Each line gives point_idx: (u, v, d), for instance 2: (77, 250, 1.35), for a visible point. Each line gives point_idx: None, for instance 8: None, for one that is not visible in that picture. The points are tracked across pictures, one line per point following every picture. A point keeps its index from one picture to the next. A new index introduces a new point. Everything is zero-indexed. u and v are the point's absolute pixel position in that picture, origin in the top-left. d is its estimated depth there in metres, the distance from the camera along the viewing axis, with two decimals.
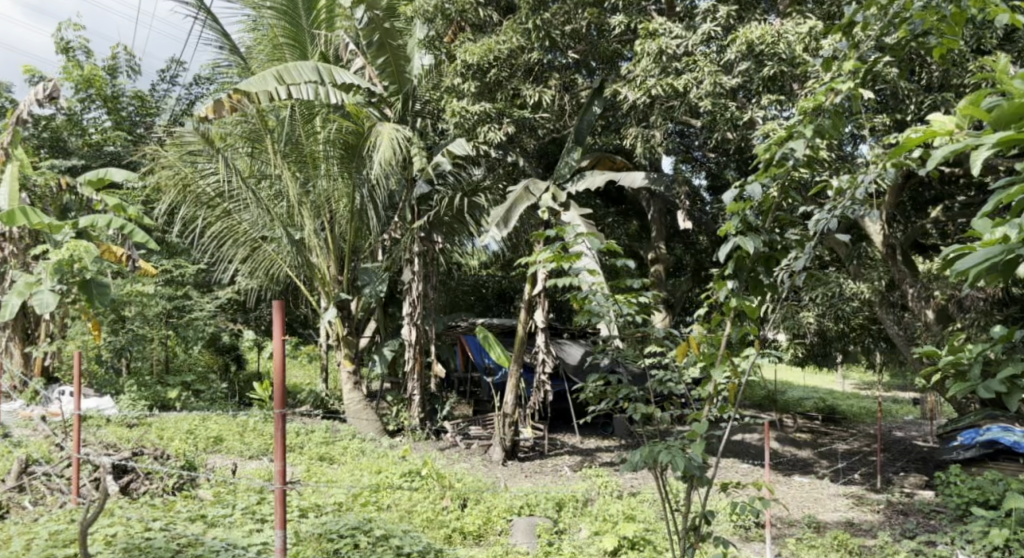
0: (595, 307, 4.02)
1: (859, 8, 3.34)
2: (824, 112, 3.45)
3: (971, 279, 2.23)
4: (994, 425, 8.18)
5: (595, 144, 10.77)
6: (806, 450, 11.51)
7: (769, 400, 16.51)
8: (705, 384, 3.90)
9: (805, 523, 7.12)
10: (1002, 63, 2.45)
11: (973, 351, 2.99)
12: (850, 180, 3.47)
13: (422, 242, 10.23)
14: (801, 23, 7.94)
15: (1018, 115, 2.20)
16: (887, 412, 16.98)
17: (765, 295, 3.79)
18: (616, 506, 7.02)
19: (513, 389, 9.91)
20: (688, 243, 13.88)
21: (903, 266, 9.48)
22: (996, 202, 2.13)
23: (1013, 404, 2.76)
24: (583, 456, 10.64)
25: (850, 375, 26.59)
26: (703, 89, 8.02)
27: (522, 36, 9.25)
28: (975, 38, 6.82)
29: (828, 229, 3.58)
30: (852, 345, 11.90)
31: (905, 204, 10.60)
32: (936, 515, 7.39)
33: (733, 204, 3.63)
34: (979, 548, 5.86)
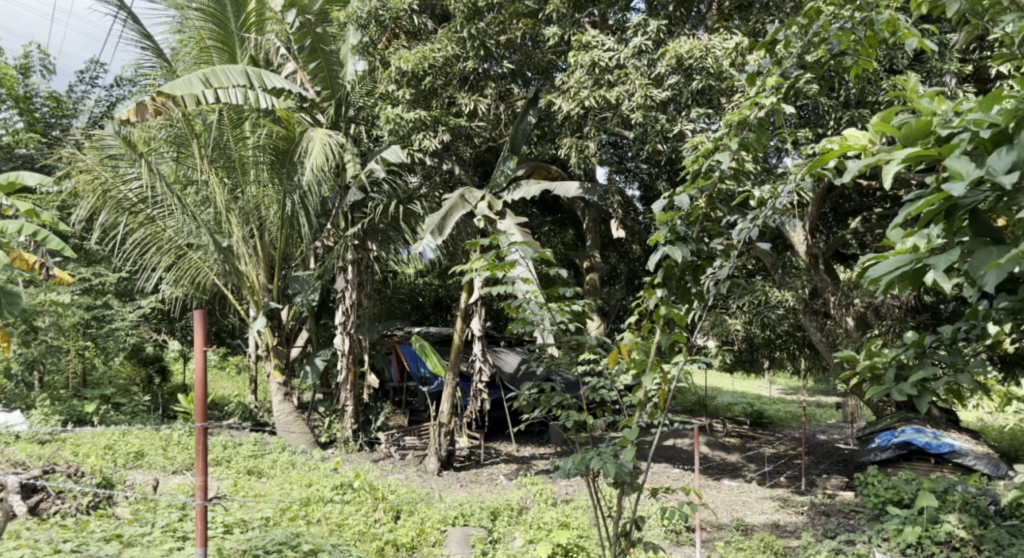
0: (530, 315, 4.02)
1: (781, 26, 3.49)
2: (747, 126, 3.58)
3: (885, 286, 2.33)
4: (908, 428, 8.65)
5: (531, 153, 10.85)
6: (734, 454, 11.81)
7: (700, 405, 16.88)
8: (636, 390, 3.93)
9: (733, 527, 7.29)
10: (912, 82, 2.59)
11: (888, 356, 3.13)
12: (771, 190, 3.60)
13: (355, 249, 10.02)
14: (728, 38, 8.19)
15: (925, 132, 2.32)
16: (811, 416, 17.58)
17: (692, 303, 3.89)
18: (550, 513, 7.04)
19: (449, 398, 9.82)
20: (621, 252, 14.11)
21: (825, 274, 9.83)
22: (905, 214, 2.24)
23: (923, 406, 2.89)
24: (519, 464, 10.65)
25: (777, 380, 27.41)
26: (634, 102, 8.22)
27: (457, 45, 9.28)
28: (889, 58, 7.17)
29: (751, 239, 3.69)
30: (777, 352, 12.29)
31: (827, 216, 11.03)
32: (856, 514, 7.66)
33: (662, 213, 3.71)
34: (894, 546, 6.12)
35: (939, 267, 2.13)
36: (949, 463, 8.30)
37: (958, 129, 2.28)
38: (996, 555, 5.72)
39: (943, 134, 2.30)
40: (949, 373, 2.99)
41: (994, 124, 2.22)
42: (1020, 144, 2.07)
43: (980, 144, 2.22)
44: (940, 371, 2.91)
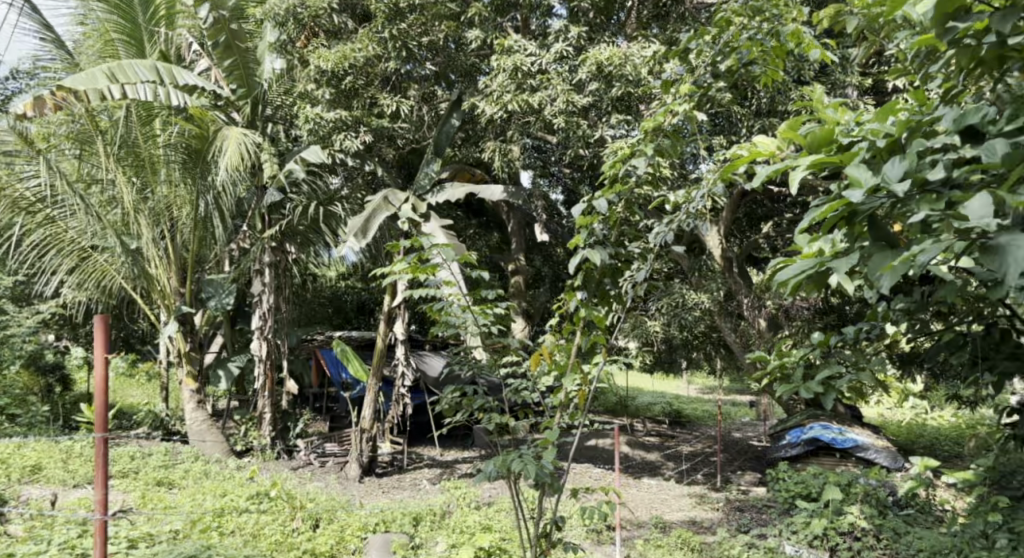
0: (452, 318, 3.99)
1: (694, 35, 3.63)
2: (662, 132, 3.67)
3: (792, 288, 2.41)
4: (816, 423, 9.01)
5: (455, 156, 10.85)
6: (654, 453, 12.06)
7: (622, 405, 17.20)
8: (558, 392, 3.95)
9: (652, 524, 7.44)
10: (817, 92, 2.74)
11: (796, 356, 3.27)
12: (685, 195, 3.68)
13: (273, 252, 9.71)
14: (646, 47, 8.38)
15: (827, 141, 2.40)
16: (727, 414, 18.16)
17: (611, 305, 3.97)
18: (473, 517, 7.03)
19: (371, 403, 9.67)
20: (545, 255, 14.24)
21: (738, 277, 10.22)
22: (810, 218, 2.33)
23: (828, 403, 3.03)
24: (442, 469, 10.58)
25: (694, 380, 28.19)
26: (556, 107, 8.34)
27: (378, 45, 9.17)
28: (797, 70, 7.49)
29: (667, 242, 3.79)
30: (695, 353, 12.62)
31: (740, 220, 11.45)
32: (768, 509, 7.94)
33: (582, 217, 3.75)
34: (802, 538, 6.38)
35: (841, 270, 2.21)
36: (852, 457, 8.72)
37: (857, 138, 2.41)
38: (894, 543, 6.04)
39: (843, 142, 2.41)
40: (853, 370, 3.14)
41: (890, 135, 2.36)
42: (913, 153, 2.19)
43: (877, 152, 2.35)
44: (844, 369, 3.04)
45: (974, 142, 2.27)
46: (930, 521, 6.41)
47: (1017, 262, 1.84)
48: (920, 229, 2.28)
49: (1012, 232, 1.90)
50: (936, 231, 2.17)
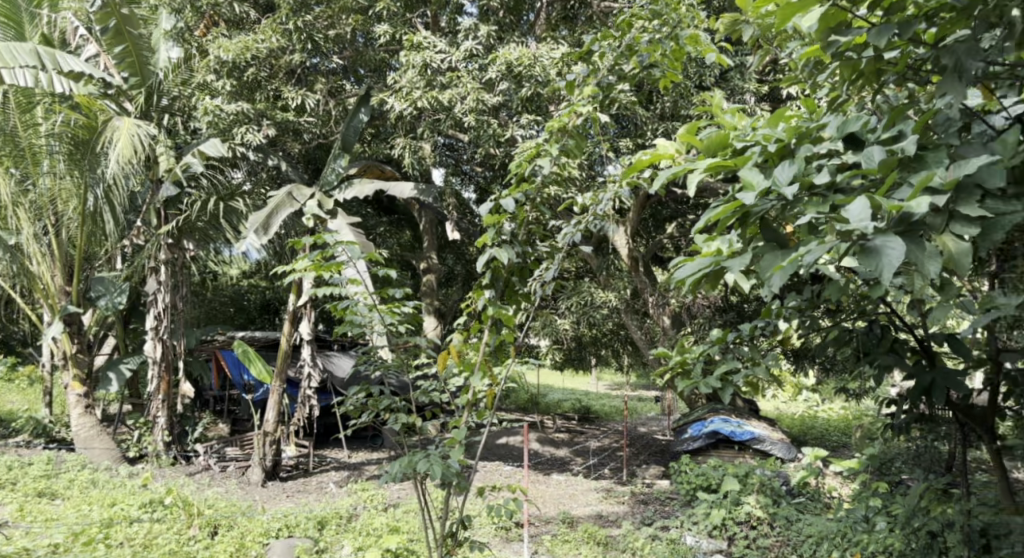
0: (358, 316, 3.87)
1: (597, 37, 3.73)
2: (568, 133, 3.70)
3: (689, 287, 2.48)
4: (716, 417, 9.35)
5: (363, 152, 10.70)
6: (563, 449, 12.22)
7: (533, 403, 17.33)
8: (465, 391, 3.90)
9: (560, 520, 7.53)
10: (716, 98, 2.83)
11: (697, 352, 3.40)
12: (592, 196, 3.76)
13: (169, 249, 9.29)
14: (554, 48, 8.45)
15: (722, 144, 2.48)
16: (634, 409, 18.62)
17: (519, 303, 3.97)
18: (381, 519, 6.93)
19: (275, 406, 9.37)
20: (457, 254, 14.15)
21: (644, 276, 10.40)
22: (706, 219, 2.38)
23: (725, 396, 3.16)
24: (350, 471, 10.40)
25: (603, 376, 28.68)
26: (466, 105, 8.31)
27: (282, 36, 8.91)
28: (698, 76, 7.76)
29: (574, 243, 3.82)
30: (603, 351, 12.87)
31: (647, 220, 11.66)
32: (670, 501, 8.18)
33: (490, 215, 3.75)
34: (702, 528, 6.61)
35: (736, 269, 2.27)
36: (750, 449, 9.09)
37: (751, 143, 2.47)
38: (787, 530, 6.32)
39: (739, 147, 2.49)
40: (749, 366, 3.28)
41: (781, 140, 2.43)
42: (800, 157, 2.28)
43: (768, 157, 2.42)
44: (741, 364, 3.19)
45: (855, 148, 2.40)
46: (820, 508, 6.75)
47: (890, 262, 1.94)
48: (808, 230, 2.37)
49: (887, 234, 2.00)
50: (822, 232, 2.27)
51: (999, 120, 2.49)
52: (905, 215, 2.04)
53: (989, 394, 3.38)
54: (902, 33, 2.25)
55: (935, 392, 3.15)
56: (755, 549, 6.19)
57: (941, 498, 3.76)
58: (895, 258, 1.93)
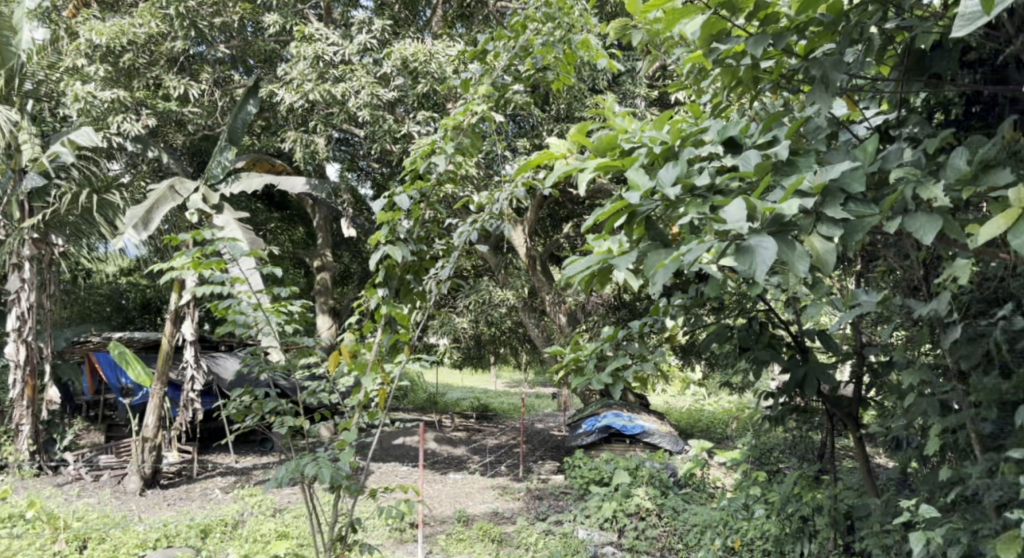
0: (241, 316, 3.68)
1: (492, 38, 3.77)
2: (462, 131, 3.69)
3: (577, 284, 2.51)
4: (608, 412, 9.57)
5: (253, 145, 10.36)
6: (459, 448, 12.21)
7: (431, 403, 17.22)
8: (355, 392, 3.70)
9: (455, 519, 7.53)
10: (608, 101, 2.89)
11: (590, 349, 3.43)
12: (488, 196, 3.75)
13: (34, 245, 8.72)
14: (450, 45, 8.40)
15: (611, 146, 2.54)
16: (531, 406, 18.81)
17: (414, 303, 3.90)
18: (269, 525, 6.71)
19: (155, 411, 8.91)
20: (353, 252, 13.84)
21: (542, 275, 10.50)
22: (594, 218, 2.41)
23: (616, 392, 3.23)
24: (237, 477, 10.00)
25: (503, 374, 28.80)
26: (360, 100, 8.16)
27: (161, 21, 8.46)
28: (591, 79, 7.92)
29: (470, 242, 3.78)
30: (500, 350, 12.92)
31: (545, 221, 11.81)
32: (563, 496, 8.32)
33: (383, 212, 3.64)
34: (594, 521, 6.81)
35: (621, 267, 2.30)
36: (640, 443, 9.35)
37: (637, 145, 2.52)
38: (673, 520, 6.56)
39: (626, 148, 2.54)
40: (637, 362, 3.36)
41: (666, 142, 2.50)
42: (683, 158, 2.35)
43: (654, 158, 2.49)
44: (631, 361, 3.26)
45: (734, 152, 2.49)
46: (705, 497, 7.03)
47: (763, 261, 2.01)
48: (690, 230, 2.45)
49: (760, 234, 2.08)
50: (703, 232, 2.33)
51: (861, 130, 2.74)
52: (778, 216, 2.13)
53: (854, 385, 3.65)
54: (776, 43, 2.36)
55: (808, 384, 3.38)
56: (643, 539, 6.37)
57: (813, 485, 3.97)
58: (767, 256, 2.00)
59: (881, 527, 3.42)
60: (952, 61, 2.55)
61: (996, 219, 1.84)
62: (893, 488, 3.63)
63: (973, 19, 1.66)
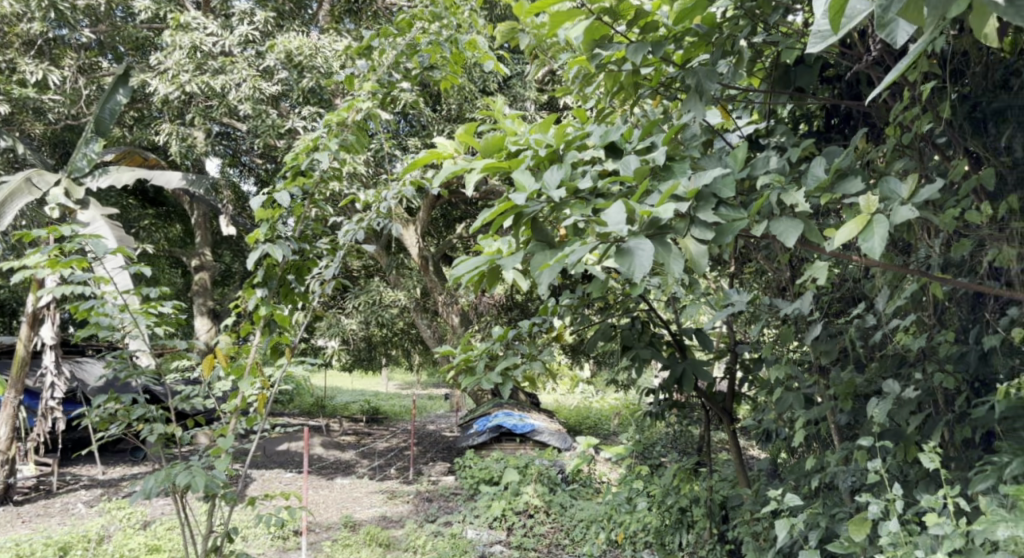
0: (106, 319, 3.44)
1: (377, 34, 3.72)
2: (347, 128, 3.61)
3: (464, 284, 2.49)
4: (500, 411, 9.65)
5: (123, 137, 9.79)
6: (347, 452, 11.97)
7: (319, 407, 16.79)
8: (232, 397, 3.53)
9: (341, 525, 7.37)
10: (498, 103, 2.89)
11: (480, 348, 3.43)
12: (374, 194, 3.70)
13: None
14: (337, 40, 8.25)
15: (498, 147, 2.54)
16: (422, 407, 18.66)
17: (296, 304, 3.77)
18: (138, 539, 6.35)
19: (7, 421, 8.23)
20: (235, 250, 13.32)
21: (434, 275, 10.44)
22: (480, 219, 2.39)
23: (505, 392, 3.24)
24: (104, 489, 9.40)
25: (393, 375, 28.41)
26: (242, 93, 7.91)
27: (18, 1, 7.87)
28: (481, 80, 7.99)
29: (355, 241, 3.71)
30: (390, 352, 12.76)
31: (438, 221, 11.76)
32: (453, 497, 8.31)
33: (262, 209, 3.50)
34: (484, 520, 6.90)
35: (507, 267, 2.30)
36: (530, 441, 9.47)
37: (524, 147, 2.53)
38: (560, 517, 6.68)
39: (512, 150, 2.55)
40: (526, 360, 3.40)
41: (550, 145, 2.52)
42: (567, 161, 2.38)
43: (539, 161, 2.51)
44: (520, 360, 3.28)
45: (616, 157, 2.54)
46: (591, 492, 7.19)
47: (642, 263, 2.06)
48: (574, 232, 2.48)
49: (638, 236, 2.12)
50: (586, 234, 2.37)
51: (734, 139, 2.87)
52: (655, 220, 2.18)
53: (728, 381, 3.82)
54: (655, 50, 2.44)
55: (686, 380, 3.52)
56: (531, 536, 6.43)
57: (691, 477, 4.13)
58: (645, 258, 2.04)
59: (752, 515, 3.60)
60: (813, 76, 2.72)
61: (848, 224, 1.97)
62: (764, 478, 3.84)
63: (827, 36, 1.46)
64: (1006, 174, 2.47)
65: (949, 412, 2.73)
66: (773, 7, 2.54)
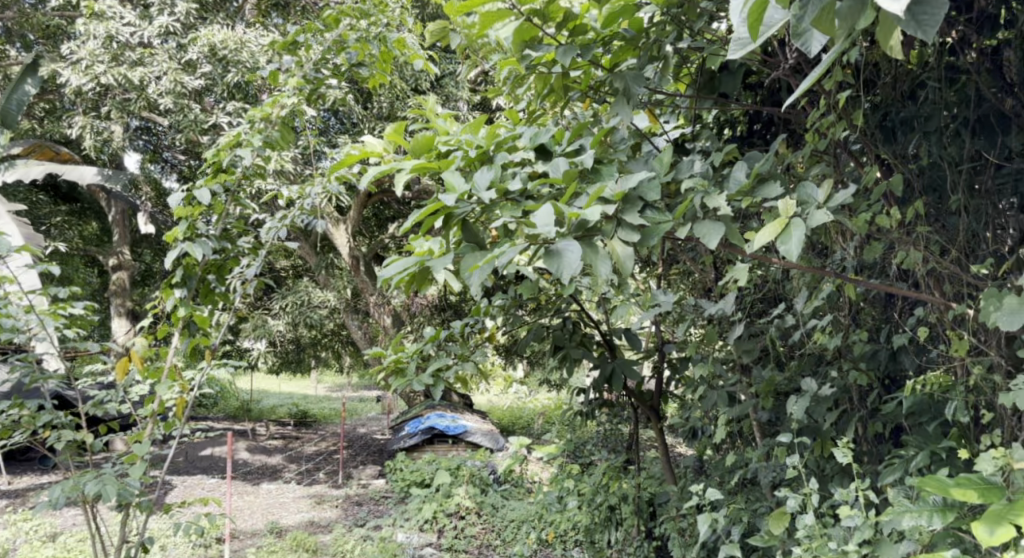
0: (11, 322, 3.25)
1: (301, 29, 3.64)
2: (272, 123, 3.51)
3: (394, 285, 2.44)
4: (432, 413, 9.61)
5: (33, 129, 9.35)
6: (274, 457, 11.71)
7: (245, 411, 16.37)
8: (148, 402, 3.39)
9: (267, 531, 7.21)
10: (430, 103, 2.86)
11: (410, 350, 3.40)
12: (300, 192, 3.62)
13: None
14: (263, 33, 8.08)
15: (429, 147, 2.50)
16: (353, 410, 18.40)
17: (217, 304, 3.66)
18: (47, 552, 6.06)
19: None
20: (155, 249, 12.87)
21: (366, 276, 10.32)
22: (410, 219, 2.35)
23: (436, 393, 3.22)
24: (10, 500, 8.92)
25: (324, 379, 27.85)
26: (163, 86, 7.77)
27: None
28: (413, 79, 7.95)
29: (280, 240, 3.62)
30: (320, 353, 12.55)
31: (370, 220, 11.63)
32: (384, 500, 8.23)
33: (181, 206, 3.38)
34: (414, 523, 6.86)
35: (437, 268, 2.27)
36: (462, 442, 9.45)
37: (454, 147, 2.51)
38: (492, 518, 6.68)
39: (442, 150, 2.52)
40: (458, 361, 3.38)
41: (481, 146, 2.51)
42: (496, 163, 2.37)
43: (470, 162, 2.49)
44: (451, 362, 3.26)
45: (545, 159, 2.54)
46: (523, 492, 7.21)
47: (570, 264, 2.06)
48: (505, 234, 2.47)
49: (567, 238, 2.13)
50: (516, 235, 2.36)
51: (661, 142, 2.93)
52: (583, 222, 2.20)
53: (656, 380, 3.89)
54: (584, 53, 2.46)
55: (615, 380, 3.57)
56: (462, 538, 6.42)
57: (620, 475, 4.20)
58: (574, 259, 2.05)
59: (678, 512, 3.68)
60: (737, 83, 2.80)
61: (767, 227, 2.02)
62: (690, 474, 3.93)
63: (745, 44, 1.50)
64: (913, 180, 2.60)
65: (862, 407, 2.85)
66: (698, 14, 2.60)
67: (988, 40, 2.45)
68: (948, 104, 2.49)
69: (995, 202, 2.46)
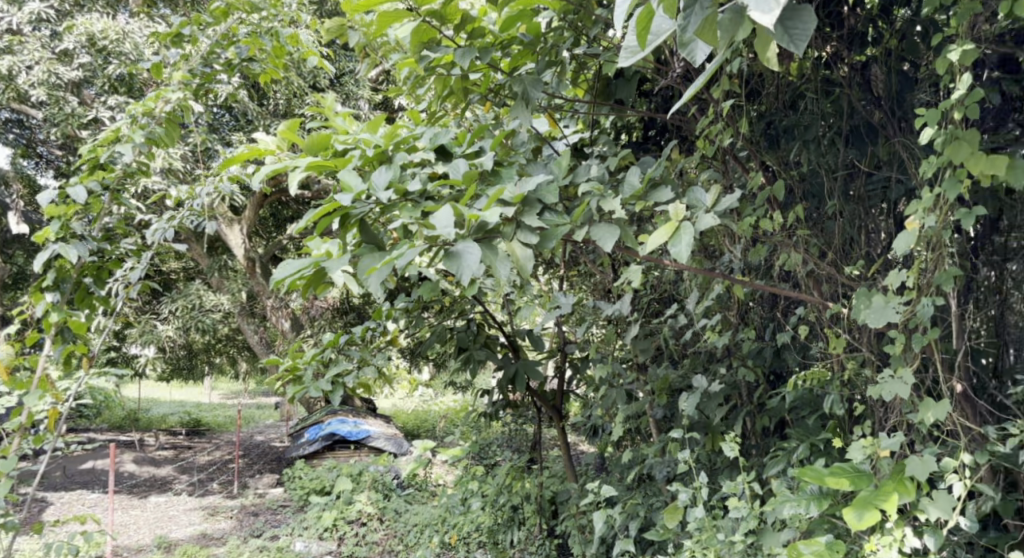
0: None
1: (187, 21, 3.49)
2: (156, 119, 3.33)
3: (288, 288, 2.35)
4: (333, 418, 9.39)
5: None
6: (163, 468, 11.18)
7: (132, 421, 15.54)
8: (14, 414, 3.13)
9: (153, 546, 6.86)
10: (328, 99, 2.77)
11: (307, 355, 3.31)
12: (187, 191, 3.46)
13: None
14: (148, 23, 7.71)
15: (324, 144, 2.42)
16: (251, 418, 17.76)
17: (95, 308, 3.42)
18: None
19: None
20: (28, 250, 12.07)
21: (263, 279, 10.02)
22: (306, 219, 2.27)
23: (335, 398, 3.15)
24: None
25: (222, 387, 26.79)
26: (34, 77, 7.31)
27: None
28: (310, 76, 7.76)
29: (166, 241, 3.44)
30: (214, 359, 12.06)
31: (268, 221, 11.28)
32: (281, 509, 7.98)
33: (53, 205, 3.15)
34: (313, 531, 6.70)
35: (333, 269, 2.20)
36: (365, 447, 9.29)
37: (351, 146, 2.45)
38: (393, 522, 6.60)
39: (339, 148, 2.45)
40: (358, 367, 3.32)
41: (380, 146, 2.46)
42: (395, 163, 2.32)
43: (368, 161, 2.43)
44: (350, 366, 3.19)
45: (445, 160, 2.52)
46: (426, 496, 7.15)
47: (469, 265, 2.04)
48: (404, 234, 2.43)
49: (466, 239, 2.10)
50: (416, 236, 2.32)
51: (560, 146, 2.96)
52: (482, 224, 2.19)
53: (557, 380, 3.94)
54: (482, 56, 2.46)
55: (517, 381, 3.60)
56: (363, 545, 6.30)
57: (523, 475, 4.22)
58: (472, 260, 2.04)
59: (578, 509, 3.74)
60: (631, 90, 2.87)
61: (658, 230, 2.08)
62: (591, 472, 4.00)
63: (635, 53, 1.52)
64: (794, 186, 2.74)
65: (749, 403, 2.98)
66: (593, 20, 2.64)
67: (857, 56, 2.59)
68: (825, 114, 2.63)
69: (867, 207, 2.62)
